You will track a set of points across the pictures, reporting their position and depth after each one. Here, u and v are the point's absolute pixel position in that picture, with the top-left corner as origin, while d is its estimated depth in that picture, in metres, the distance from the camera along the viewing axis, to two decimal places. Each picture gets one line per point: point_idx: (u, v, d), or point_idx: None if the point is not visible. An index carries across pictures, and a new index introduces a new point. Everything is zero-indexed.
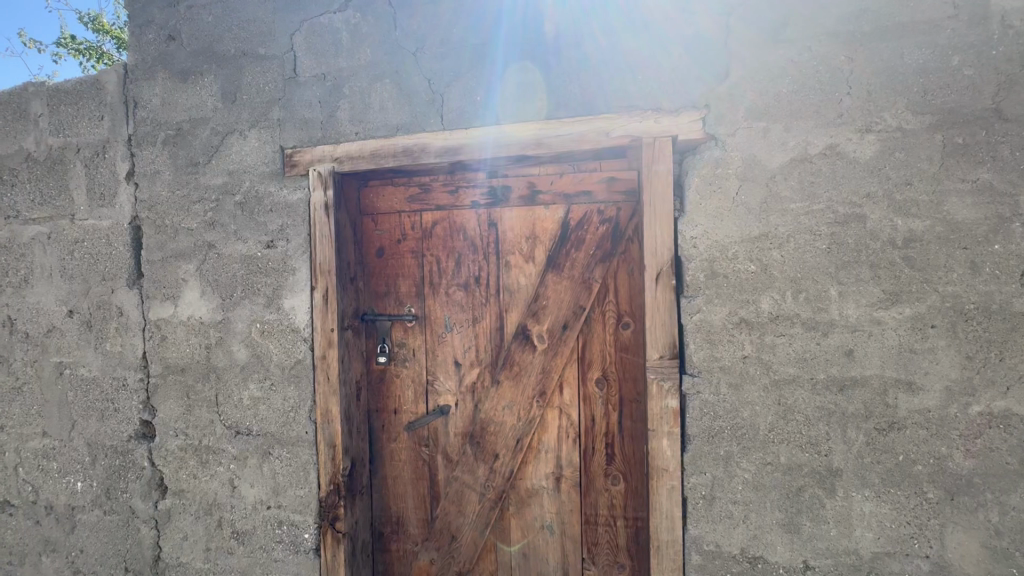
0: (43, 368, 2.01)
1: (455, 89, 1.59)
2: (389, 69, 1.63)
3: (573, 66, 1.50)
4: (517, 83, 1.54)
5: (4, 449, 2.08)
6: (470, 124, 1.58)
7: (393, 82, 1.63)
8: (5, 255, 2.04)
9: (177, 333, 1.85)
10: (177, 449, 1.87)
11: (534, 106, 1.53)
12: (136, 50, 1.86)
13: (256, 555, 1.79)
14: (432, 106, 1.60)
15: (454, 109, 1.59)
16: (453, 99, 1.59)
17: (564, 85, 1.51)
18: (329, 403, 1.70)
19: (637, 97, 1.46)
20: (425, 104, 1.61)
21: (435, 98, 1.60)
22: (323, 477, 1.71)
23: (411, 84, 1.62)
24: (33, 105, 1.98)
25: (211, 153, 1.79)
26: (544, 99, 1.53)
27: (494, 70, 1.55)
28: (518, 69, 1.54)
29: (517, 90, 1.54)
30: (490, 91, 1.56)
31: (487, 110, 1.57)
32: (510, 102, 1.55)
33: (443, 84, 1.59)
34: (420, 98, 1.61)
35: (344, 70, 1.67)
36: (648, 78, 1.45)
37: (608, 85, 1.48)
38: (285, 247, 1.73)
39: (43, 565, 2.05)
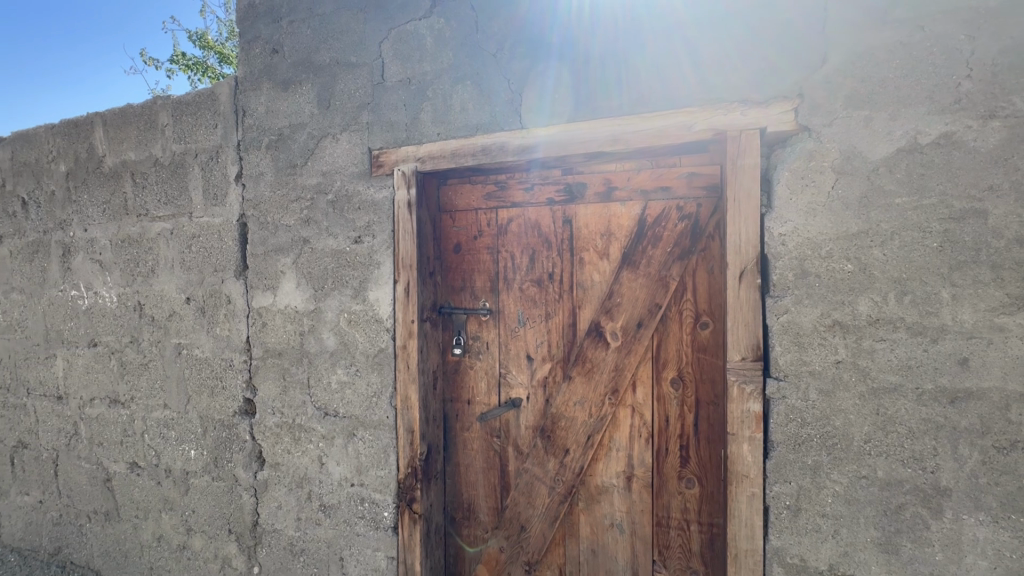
0: (165, 348, 2.28)
1: (532, 88, 1.61)
2: (469, 72, 1.69)
3: (651, 61, 1.47)
4: (594, 81, 1.54)
5: (134, 417, 2.39)
6: (546, 122, 1.60)
7: (473, 84, 1.69)
8: (137, 248, 2.33)
9: (275, 321, 2.03)
10: (274, 426, 2.05)
11: (611, 103, 1.53)
12: (245, 63, 2.05)
13: (340, 528, 1.93)
14: (510, 106, 1.64)
15: (532, 108, 1.62)
16: (530, 99, 1.62)
17: (642, 82, 1.49)
18: (409, 391, 1.79)
19: (721, 89, 1.41)
20: (502, 104, 1.65)
21: (513, 98, 1.64)
22: (403, 459, 1.81)
23: (490, 85, 1.67)
24: (159, 115, 2.24)
25: (307, 155, 1.94)
26: (622, 95, 1.51)
27: (571, 69, 1.57)
28: (595, 66, 1.54)
29: (593, 88, 1.55)
30: (566, 89, 1.58)
31: (563, 108, 1.58)
32: (587, 100, 1.56)
33: (520, 85, 1.63)
34: (498, 98, 1.66)
35: (428, 74, 1.76)
36: (733, 70, 1.39)
37: (690, 78, 1.44)
38: (371, 243, 1.84)
39: (164, 520, 2.34)
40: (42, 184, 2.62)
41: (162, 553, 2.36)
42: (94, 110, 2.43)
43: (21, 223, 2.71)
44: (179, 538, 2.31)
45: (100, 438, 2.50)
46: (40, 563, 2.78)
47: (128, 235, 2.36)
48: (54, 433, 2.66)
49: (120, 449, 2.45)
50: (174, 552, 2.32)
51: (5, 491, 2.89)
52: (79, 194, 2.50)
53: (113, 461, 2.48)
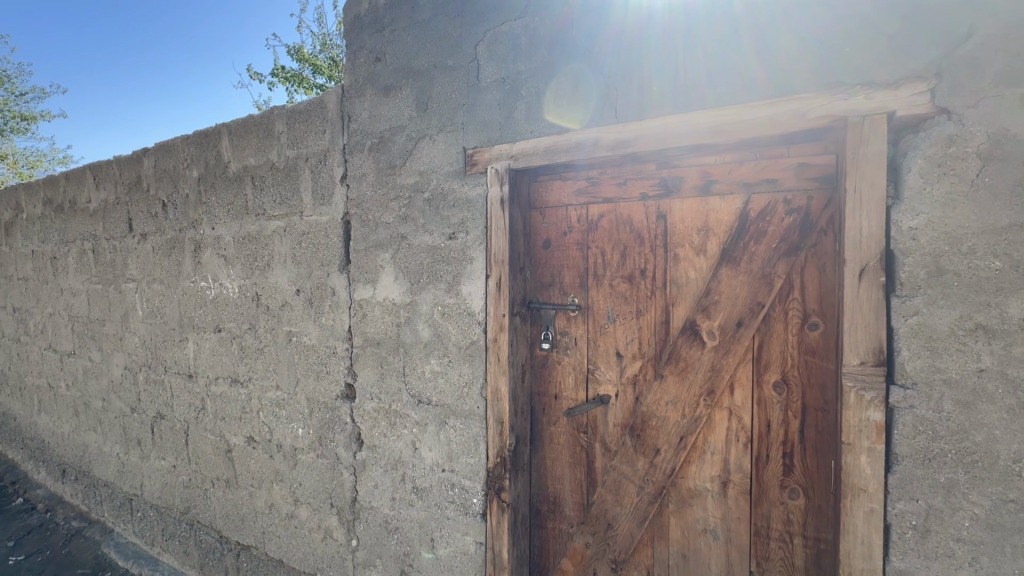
0: (278, 334, 2.52)
1: (623, 84, 1.61)
2: (560, 71, 1.72)
3: (753, 48, 1.41)
4: (688, 72, 1.51)
5: (251, 396, 2.66)
6: (640, 117, 1.59)
7: (563, 83, 1.71)
8: (255, 245, 2.59)
9: (375, 312, 2.17)
10: (372, 411, 2.20)
11: (709, 94, 1.48)
12: (351, 72, 2.21)
13: (432, 511, 2.03)
14: (601, 103, 1.65)
15: (623, 105, 1.61)
16: (622, 95, 1.61)
17: (742, 71, 1.43)
18: (499, 383, 1.84)
19: (836, 73, 1.32)
20: (593, 102, 1.66)
21: (604, 95, 1.64)
22: (492, 449, 1.87)
23: (580, 83, 1.68)
24: (275, 124, 2.47)
25: (406, 156, 2.05)
26: (720, 86, 1.47)
27: (664, 61, 1.54)
28: (689, 58, 1.50)
29: (687, 80, 1.51)
30: (659, 83, 1.55)
31: (657, 103, 1.56)
32: (682, 92, 1.52)
33: (612, 82, 1.63)
34: (589, 96, 1.67)
35: (521, 75, 1.80)
36: (848, 52, 1.30)
37: (799, 65, 1.36)
38: (465, 239, 1.91)
39: (275, 490, 2.59)
40: (178, 188, 2.99)
41: (273, 520, 2.61)
42: (221, 122, 2.73)
43: (161, 223, 3.11)
44: (287, 508, 2.54)
45: (223, 413, 2.82)
46: (173, 519, 3.18)
47: (248, 233, 2.63)
48: (185, 407, 3.03)
49: (238, 425, 2.74)
50: (283, 520, 2.57)
51: (147, 455, 3.34)
52: (208, 196, 2.82)
53: (233, 434, 2.78)
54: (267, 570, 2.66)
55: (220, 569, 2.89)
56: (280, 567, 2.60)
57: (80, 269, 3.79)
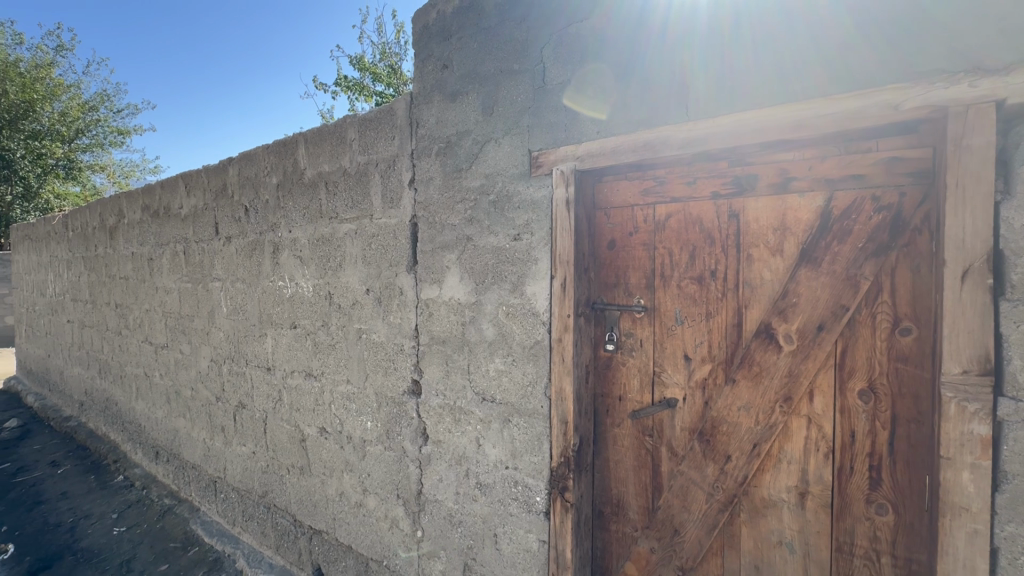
0: (349, 331, 2.66)
1: (678, 83, 1.60)
2: (613, 74, 1.74)
3: (834, 40, 1.36)
4: (747, 70, 1.49)
5: (323, 390, 2.82)
6: (697, 115, 1.57)
7: (616, 85, 1.73)
8: (328, 246, 2.75)
9: (440, 311, 2.23)
10: (437, 406, 2.27)
11: (770, 90, 1.46)
12: (419, 80, 2.29)
13: (495, 506, 2.06)
14: (655, 103, 1.65)
15: (679, 104, 1.61)
16: (676, 94, 1.61)
17: (806, 66, 1.40)
18: (564, 383, 1.85)
19: (911, 62, 1.26)
20: (647, 102, 1.67)
21: (658, 95, 1.65)
22: (556, 449, 1.88)
23: (634, 84, 1.69)
24: (348, 131, 2.60)
25: (472, 160, 2.10)
26: (782, 81, 1.44)
27: (721, 60, 1.53)
28: (748, 55, 1.49)
29: (746, 77, 1.49)
30: (717, 81, 1.54)
31: (713, 100, 1.55)
32: (741, 89, 1.50)
33: (665, 81, 1.63)
34: (643, 97, 1.68)
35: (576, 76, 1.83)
36: (923, 41, 1.25)
37: (888, 55, 1.29)
38: (530, 240, 1.93)
39: (345, 479, 2.73)
40: (259, 194, 3.22)
41: (343, 507, 2.76)
42: (298, 131, 2.91)
43: (244, 226, 3.35)
44: (356, 497, 2.67)
45: (297, 405, 3.00)
46: (252, 502, 3.42)
47: (322, 235, 2.79)
48: (263, 398, 3.26)
49: (312, 416, 2.91)
50: (352, 508, 2.70)
51: (229, 441, 3.61)
52: (286, 202, 3.02)
53: (306, 425, 2.95)
54: (337, 555, 2.81)
55: (294, 550, 3.08)
56: (349, 553, 2.74)
57: (173, 269, 4.16)
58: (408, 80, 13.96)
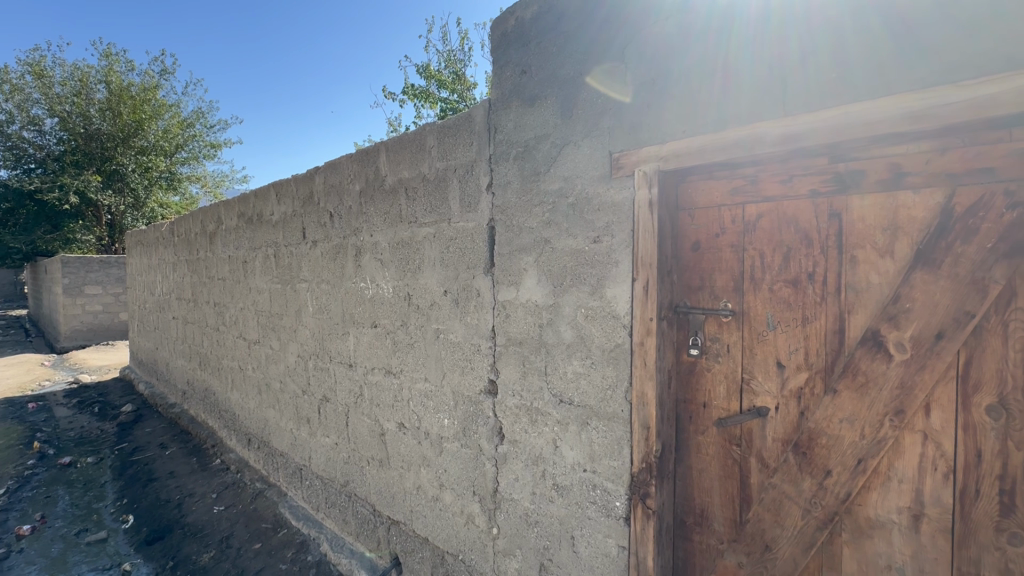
0: (427, 331, 2.76)
1: (731, 81, 1.62)
2: (665, 74, 1.78)
3: (955, 23, 1.26)
4: (805, 65, 1.48)
5: (402, 386, 2.95)
6: (795, 110, 1.50)
7: (668, 85, 1.77)
8: (408, 249, 2.87)
9: (518, 313, 2.27)
10: (514, 407, 2.30)
11: (832, 84, 1.44)
12: (497, 86, 2.34)
13: (573, 509, 2.06)
14: (706, 101, 1.67)
15: (732, 101, 1.62)
16: (729, 92, 1.63)
17: (870, 59, 1.38)
18: (646, 387, 1.82)
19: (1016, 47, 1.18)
20: (698, 101, 1.69)
21: (710, 93, 1.66)
22: (637, 454, 1.85)
23: (685, 83, 1.72)
24: (427, 139, 2.71)
25: (550, 163, 2.11)
26: (843, 75, 1.42)
27: (805, 53, 1.48)
28: (850, 45, 1.41)
29: (842, 68, 1.42)
30: (808, 75, 1.48)
31: (789, 95, 1.51)
32: (798, 85, 1.50)
33: (717, 80, 1.65)
34: (695, 96, 1.70)
35: (632, 76, 1.86)
36: None
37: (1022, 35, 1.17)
38: (610, 242, 1.91)
39: (422, 474, 2.84)
40: (343, 201, 3.42)
41: (420, 500, 2.87)
42: (380, 140, 3.06)
43: (328, 231, 3.58)
44: (433, 491, 2.77)
45: (378, 400, 3.15)
46: (334, 490, 3.64)
47: (402, 238, 2.92)
48: (346, 393, 3.45)
49: (391, 411, 3.05)
50: (429, 501, 2.80)
51: (314, 432, 3.86)
52: (368, 207, 3.18)
53: (386, 420, 3.10)
54: (414, 545, 2.92)
55: (373, 538, 3.24)
56: (426, 544, 2.84)
57: (265, 271, 4.51)
58: (472, 85, 14.28)
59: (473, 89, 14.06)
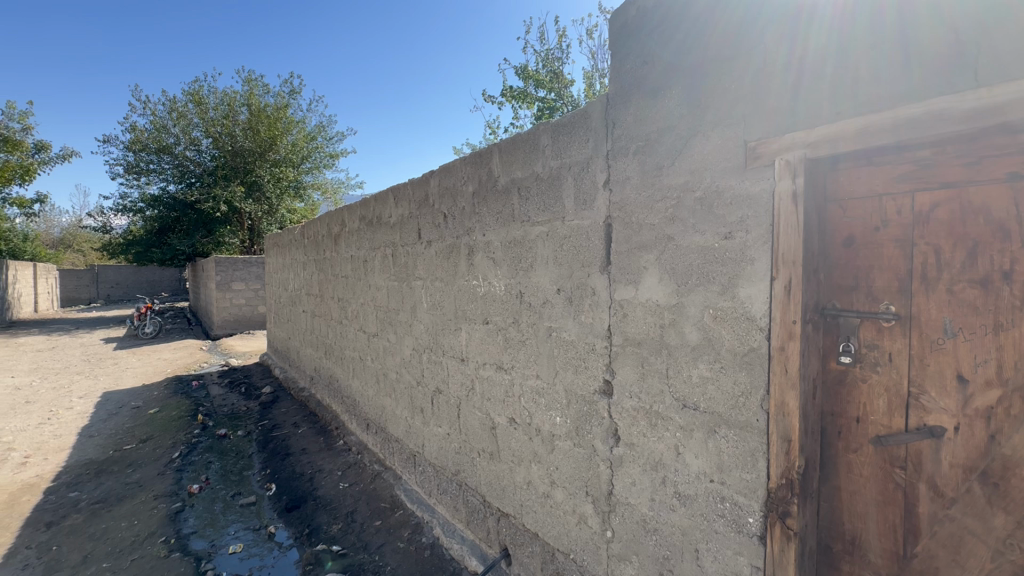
0: (540, 329, 2.79)
1: (806, 76, 1.63)
2: (759, 65, 1.75)
3: None
4: (924, 45, 1.38)
5: (514, 382, 3.01)
6: (988, 79, 1.28)
7: (740, 83, 1.81)
8: (520, 248, 2.91)
9: (636, 312, 2.19)
10: (631, 409, 2.24)
11: (975, 62, 1.30)
12: (616, 80, 2.29)
13: (697, 520, 1.96)
14: (868, 78, 1.49)
15: (807, 98, 1.63)
16: (804, 87, 1.64)
17: (1010, 33, 1.24)
18: (787, 397, 1.66)
19: None
20: (858, 79, 1.52)
21: (782, 90, 1.69)
22: (775, 469, 1.70)
23: (757, 81, 1.76)
24: (541, 138, 2.73)
25: (674, 156, 2.01)
26: None
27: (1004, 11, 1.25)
28: None
29: None
30: (1006, 36, 1.24)
31: (978, 64, 1.29)
32: (964, 55, 1.31)
33: (790, 76, 1.67)
34: (768, 93, 1.73)
35: (752, 61, 1.78)
36: None
37: None
38: (745, 238, 1.77)
39: (533, 470, 2.87)
40: (457, 202, 3.57)
41: (530, 495, 2.91)
42: (494, 142, 3.15)
43: (442, 231, 3.76)
44: (544, 488, 2.79)
45: (489, 394, 3.25)
46: (446, 478, 3.82)
47: (514, 237, 2.97)
48: (458, 386, 3.61)
49: (502, 406, 3.13)
50: (540, 498, 2.83)
51: (427, 421, 4.09)
52: (481, 208, 3.28)
53: (497, 414, 3.18)
54: (524, 539, 2.97)
55: (483, 528, 3.35)
56: (536, 540, 2.88)
57: (383, 269, 4.87)
58: (568, 82, 14.21)
59: (570, 86, 13.98)
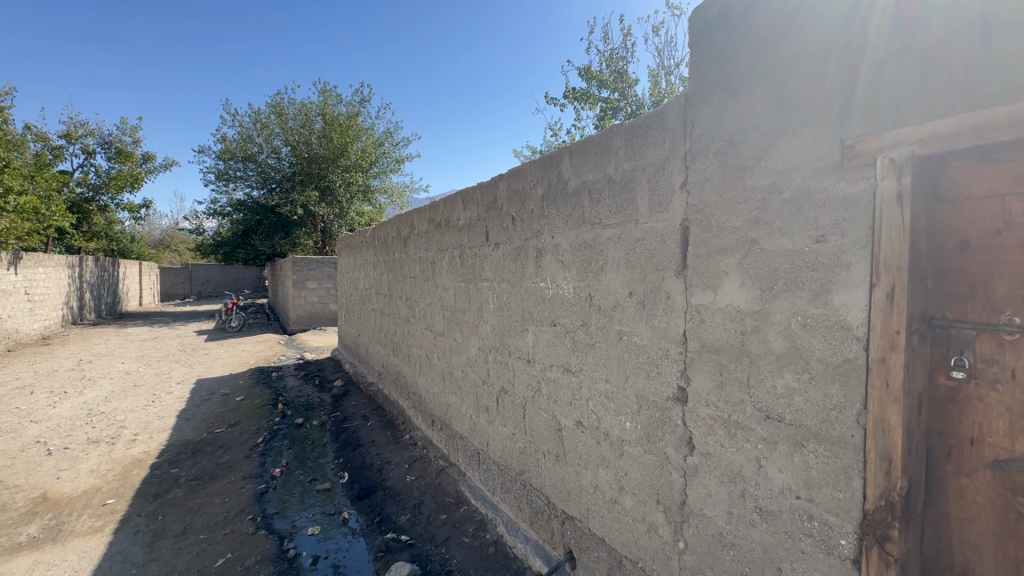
0: (610, 332, 2.77)
1: (887, 74, 1.58)
2: (857, 60, 1.65)
3: None
4: None
5: (581, 385, 3.00)
6: None
7: (829, 80, 1.73)
8: (591, 251, 2.90)
9: (714, 318, 2.12)
10: (707, 417, 2.17)
11: None
12: (696, 80, 2.23)
13: (780, 538, 1.87)
14: (991, 70, 1.38)
15: (878, 97, 1.60)
16: (875, 86, 1.61)
17: None
18: (888, 413, 1.55)
19: None
20: (978, 70, 1.40)
21: (837, 89, 1.70)
22: (873, 489, 1.59)
23: (811, 80, 1.78)
24: (614, 141, 2.71)
25: (760, 156, 1.94)
26: None
27: None
28: None
29: None
30: None
31: None
32: None
33: (868, 73, 1.62)
34: (822, 92, 1.74)
35: (849, 57, 1.68)
36: None
37: None
38: (839, 242, 1.67)
39: (600, 474, 2.85)
40: (525, 205, 3.61)
41: (597, 500, 2.89)
42: (564, 145, 3.16)
43: (510, 233, 3.82)
44: (612, 493, 2.76)
45: (556, 396, 3.26)
46: (510, 477, 3.87)
47: (584, 240, 2.97)
48: (524, 386, 3.65)
49: (569, 409, 3.13)
50: (607, 502, 2.80)
51: (492, 420, 4.16)
52: (551, 210, 3.31)
53: (563, 416, 3.19)
54: (590, 543, 2.96)
55: (547, 529, 3.37)
56: (602, 545, 2.86)
57: (451, 270, 5.01)
58: (633, 81, 13.95)
59: (634, 85, 13.70)
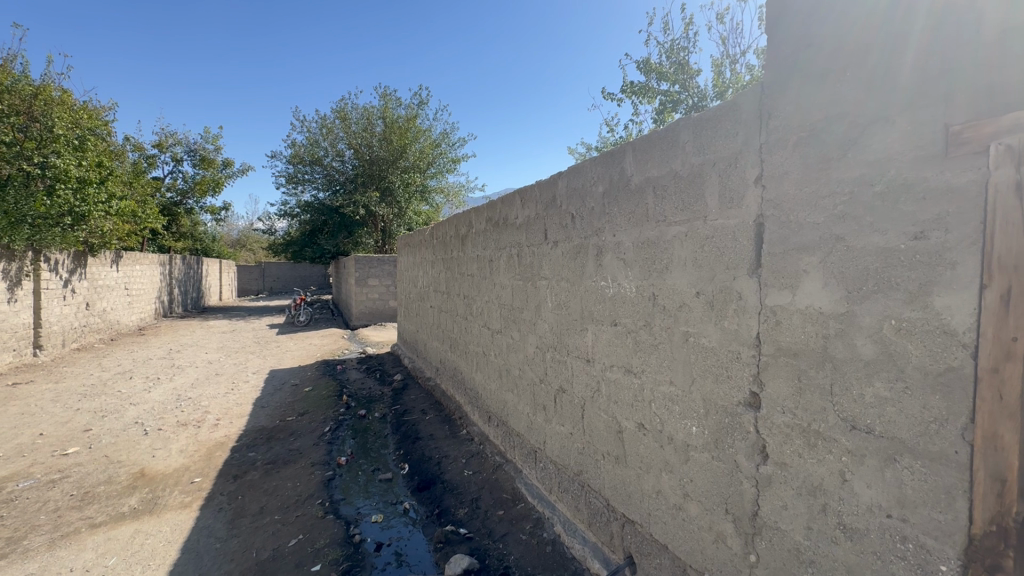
0: (675, 333, 2.67)
1: (1004, 51, 1.41)
2: (969, 38, 1.49)
3: None
4: None
5: (644, 387, 2.93)
6: None
7: (932, 59, 1.57)
8: (655, 249, 2.82)
9: (793, 320, 1.99)
10: (783, 425, 2.04)
11: None
12: (774, 67, 2.11)
13: (868, 558, 1.74)
14: None
15: (992, 78, 1.44)
16: (989, 66, 1.45)
17: None
18: (1001, 428, 1.40)
19: None
20: None
21: (924, 73, 1.58)
22: (982, 512, 1.45)
23: (894, 64, 1.66)
24: (681, 135, 2.61)
25: (848, 145, 1.80)
26: None
27: None
28: None
29: None
30: None
31: None
32: None
33: (981, 51, 1.46)
34: (924, 73, 1.58)
35: (960, 34, 1.52)
36: None
37: None
38: (943, 238, 1.52)
39: (663, 478, 2.77)
40: (585, 203, 3.57)
41: (660, 505, 2.81)
42: (626, 141, 3.08)
43: (569, 232, 3.78)
44: (676, 499, 2.68)
45: (616, 397, 3.20)
46: (568, 477, 3.85)
47: (647, 238, 2.89)
48: (583, 386, 3.61)
49: (630, 410, 3.06)
50: (670, 509, 2.72)
51: (549, 419, 4.15)
52: (612, 208, 3.24)
53: (624, 418, 3.13)
54: (651, 549, 2.89)
55: (606, 531, 3.32)
56: (665, 551, 2.78)
57: (508, 269, 5.04)
58: (695, 72, 13.42)
59: (696, 76, 13.18)
